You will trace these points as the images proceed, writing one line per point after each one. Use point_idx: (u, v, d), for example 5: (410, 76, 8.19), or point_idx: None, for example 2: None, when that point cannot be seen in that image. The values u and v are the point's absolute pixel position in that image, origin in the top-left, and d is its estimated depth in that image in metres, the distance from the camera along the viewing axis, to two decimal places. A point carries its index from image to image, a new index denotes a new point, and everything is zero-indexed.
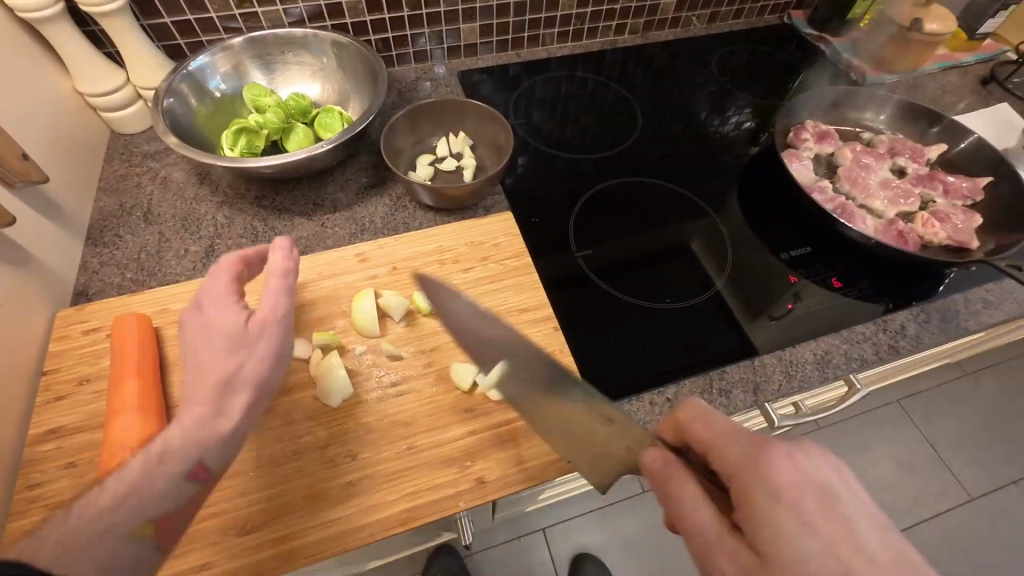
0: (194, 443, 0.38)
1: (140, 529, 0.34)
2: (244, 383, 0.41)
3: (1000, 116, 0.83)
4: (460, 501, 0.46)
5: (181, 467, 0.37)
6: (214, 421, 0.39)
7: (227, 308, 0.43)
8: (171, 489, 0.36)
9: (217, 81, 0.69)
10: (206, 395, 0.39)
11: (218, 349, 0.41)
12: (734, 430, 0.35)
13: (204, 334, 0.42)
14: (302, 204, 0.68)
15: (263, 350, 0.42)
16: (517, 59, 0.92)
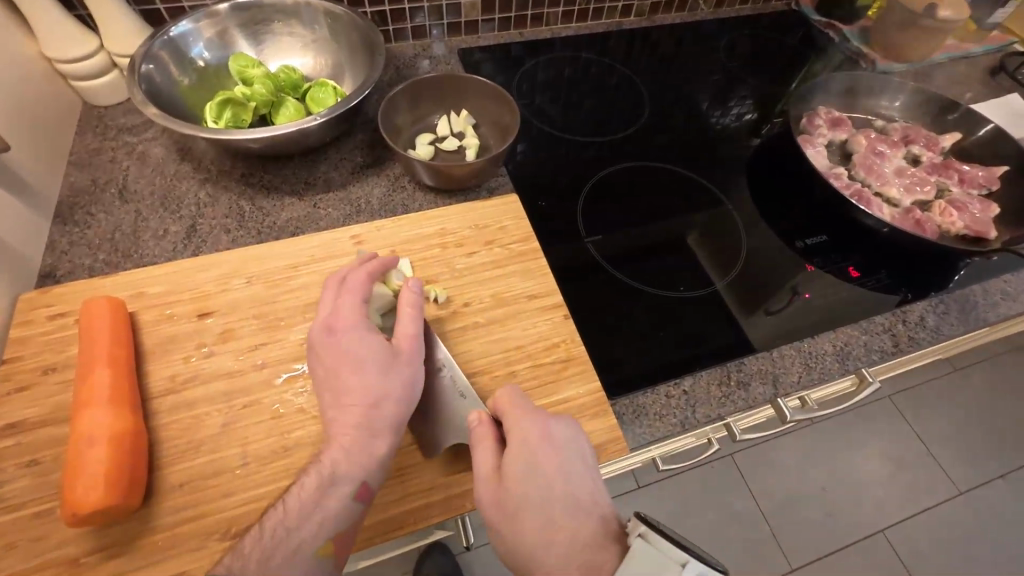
0: (357, 466, 0.39)
1: (321, 548, 0.37)
2: (392, 409, 0.42)
3: (1011, 106, 0.82)
4: (466, 501, 0.42)
5: (350, 489, 0.38)
6: (371, 447, 0.40)
7: (363, 333, 0.43)
8: (343, 509, 0.38)
9: (200, 49, 0.64)
10: (359, 419, 0.40)
11: (367, 375, 0.42)
12: (533, 410, 0.40)
13: (345, 359, 0.42)
14: (292, 183, 0.63)
15: (405, 376, 0.43)
16: (519, 38, 0.88)
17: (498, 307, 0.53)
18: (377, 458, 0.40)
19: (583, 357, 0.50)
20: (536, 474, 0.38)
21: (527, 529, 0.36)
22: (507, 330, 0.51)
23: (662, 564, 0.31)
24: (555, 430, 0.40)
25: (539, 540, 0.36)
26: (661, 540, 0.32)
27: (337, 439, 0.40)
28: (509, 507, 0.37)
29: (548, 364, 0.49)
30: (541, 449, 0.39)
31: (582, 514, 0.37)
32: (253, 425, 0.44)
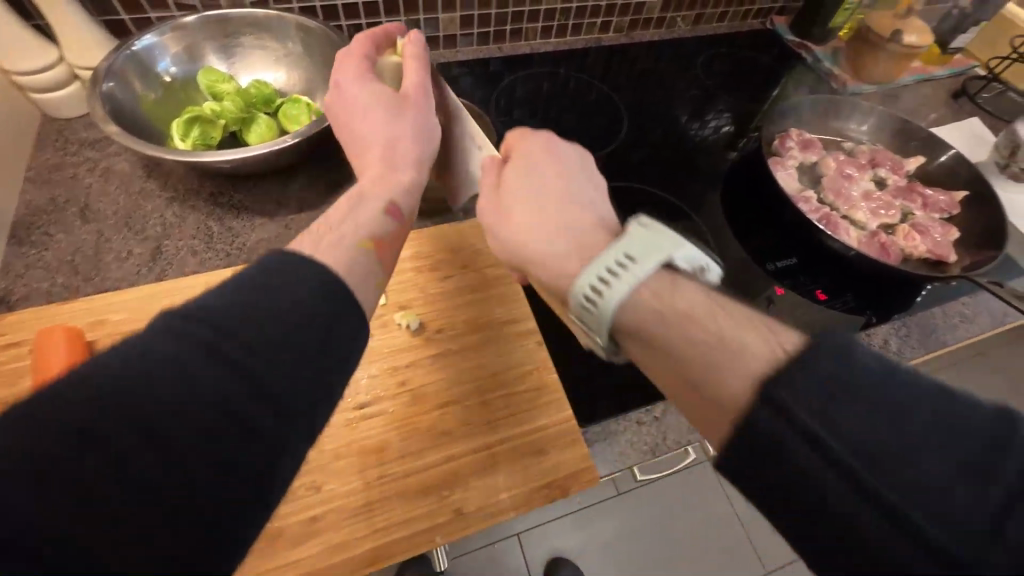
0: (384, 188, 0.43)
1: (361, 244, 0.38)
2: (406, 148, 0.45)
3: (970, 132, 0.85)
4: (436, 535, 0.42)
5: (380, 205, 0.41)
6: (396, 175, 0.44)
7: (366, 87, 0.47)
8: (378, 218, 0.41)
9: (166, 63, 0.62)
10: (380, 150, 0.45)
11: (378, 115, 0.46)
12: (539, 138, 0.42)
13: (355, 113, 0.47)
14: (264, 202, 0.62)
15: (416, 116, 0.46)
16: (498, 53, 0.88)
17: (472, 333, 0.52)
18: (403, 182, 0.44)
19: (556, 385, 0.50)
20: (522, 179, 0.40)
21: (514, 212, 0.38)
22: (480, 358, 0.51)
23: (658, 244, 0.32)
24: (559, 154, 0.42)
25: (524, 220, 0.37)
26: (659, 227, 0.33)
27: (364, 172, 0.44)
28: (507, 200, 0.39)
29: (522, 392, 0.49)
30: (532, 162, 0.41)
31: (571, 203, 0.38)
32: None
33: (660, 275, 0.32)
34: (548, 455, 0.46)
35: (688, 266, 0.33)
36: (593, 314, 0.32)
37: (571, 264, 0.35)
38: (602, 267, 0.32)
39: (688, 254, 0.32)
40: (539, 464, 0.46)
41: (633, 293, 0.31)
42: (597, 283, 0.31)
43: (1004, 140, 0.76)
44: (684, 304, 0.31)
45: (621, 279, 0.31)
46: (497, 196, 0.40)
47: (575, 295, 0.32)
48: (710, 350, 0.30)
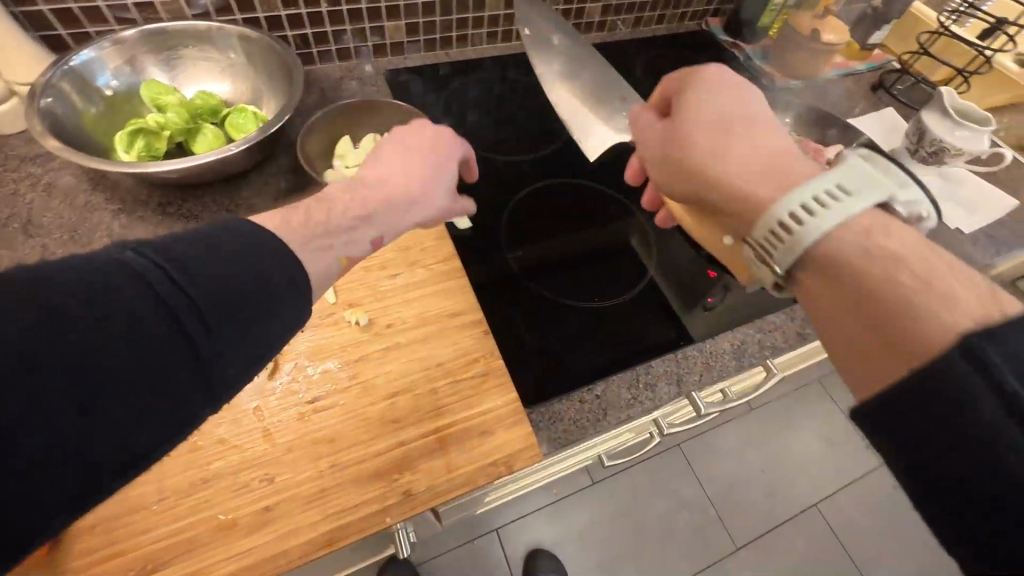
0: (382, 220, 0.48)
1: (341, 259, 0.43)
2: (415, 202, 0.51)
3: (887, 122, 0.93)
4: (387, 516, 0.44)
5: (371, 235, 0.47)
6: (396, 218, 0.49)
7: (410, 141, 0.53)
8: (361, 241, 0.45)
9: (107, 77, 0.62)
10: (395, 194, 0.49)
11: (411, 168, 0.51)
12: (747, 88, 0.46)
13: (393, 155, 0.52)
14: (214, 210, 0.63)
15: (434, 184, 0.53)
16: (446, 59, 0.91)
17: (420, 326, 0.55)
18: (396, 225, 0.49)
19: (500, 371, 0.53)
20: (726, 114, 0.44)
21: (705, 146, 0.43)
22: (427, 349, 0.53)
23: (873, 183, 0.35)
24: (756, 102, 0.45)
25: (737, 153, 0.41)
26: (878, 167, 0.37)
27: (368, 197, 0.48)
28: (729, 134, 0.43)
29: (469, 378, 0.52)
30: (727, 100, 0.45)
31: (754, 132, 0.42)
32: (169, 460, 0.45)
33: (875, 211, 0.34)
34: (493, 435, 0.49)
35: (908, 207, 0.35)
36: (784, 244, 0.35)
37: (762, 186, 0.39)
38: (817, 188, 0.35)
39: (912, 199, 0.35)
40: (484, 444, 0.49)
41: (828, 219, 0.33)
42: (791, 207, 0.35)
43: (913, 128, 0.83)
44: (900, 239, 0.33)
45: (828, 204, 0.34)
46: (691, 133, 0.44)
47: (779, 216, 0.35)
48: (912, 286, 0.30)
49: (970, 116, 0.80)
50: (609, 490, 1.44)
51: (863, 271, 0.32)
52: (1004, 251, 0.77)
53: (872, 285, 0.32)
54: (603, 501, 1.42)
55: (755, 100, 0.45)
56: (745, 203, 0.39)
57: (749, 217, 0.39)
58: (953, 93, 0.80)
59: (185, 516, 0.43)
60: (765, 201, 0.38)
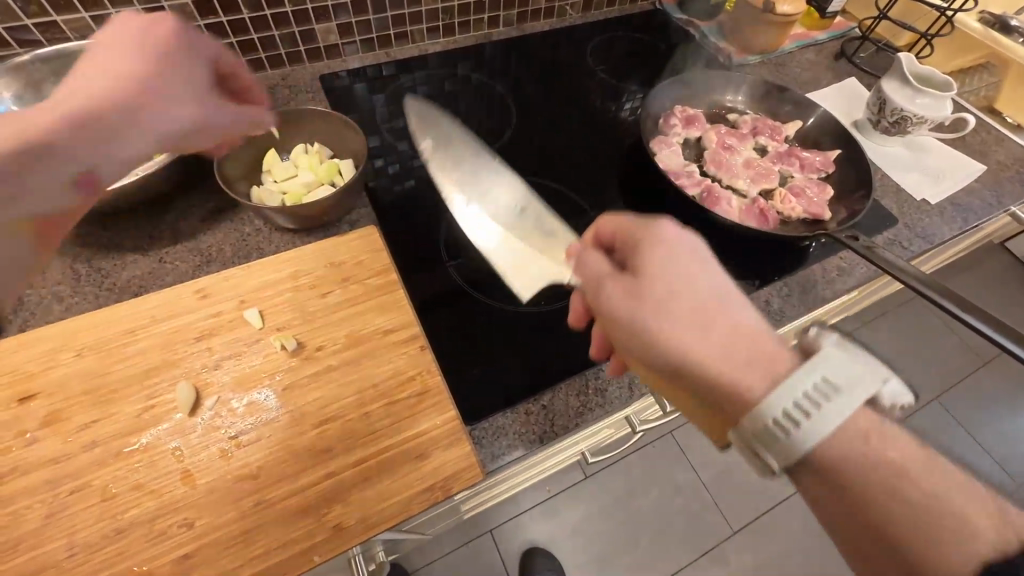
0: (101, 156, 0.39)
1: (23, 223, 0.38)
2: (151, 131, 0.42)
3: (848, 93, 0.90)
4: (314, 555, 0.42)
5: (75, 170, 0.39)
6: (118, 149, 0.40)
7: (114, 44, 0.40)
8: (60, 189, 0.39)
9: (6, 105, 0.59)
10: (102, 121, 0.39)
11: (120, 82, 0.40)
12: (703, 248, 0.42)
13: (94, 66, 0.39)
14: (136, 237, 0.60)
15: (175, 104, 0.43)
16: (386, 58, 0.88)
17: (352, 347, 0.52)
18: (121, 162, 0.41)
19: (438, 388, 0.50)
20: (689, 283, 0.40)
21: (677, 327, 0.38)
22: (359, 371, 0.51)
23: (858, 376, 0.33)
24: (715, 264, 0.41)
25: (711, 336, 0.37)
26: (861, 355, 0.34)
27: (63, 134, 0.37)
28: (702, 313, 0.38)
29: (404, 399, 0.50)
30: (685, 261, 0.41)
31: (724, 306, 0.39)
32: (81, 512, 0.42)
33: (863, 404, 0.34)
34: (430, 458, 0.47)
35: (889, 399, 0.34)
36: (780, 450, 0.33)
37: (749, 380, 0.35)
38: (805, 385, 0.33)
39: (896, 390, 0.34)
40: (419, 469, 0.46)
41: (823, 430, 0.32)
42: (786, 411, 0.33)
43: (873, 98, 0.80)
44: (900, 448, 0.32)
45: (822, 408, 0.32)
46: (664, 302, 0.39)
47: (774, 427, 0.33)
48: (918, 501, 0.31)
49: (930, 81, 0.77)
50: (601, 484, 1.42)
51: (869, 478, 0.32)
52: (972, 219, 0.74)
53: (874, 492, 0.32)
54: (596, 495, 1.41)
55: (716, 267, 0.41)
56: (731, 396, 0.36)
57: (740, 411, 0.36)
58: (910, 59, 0.76)
59: (98, 570, 0.40)
60: (750, 396, 0.35)
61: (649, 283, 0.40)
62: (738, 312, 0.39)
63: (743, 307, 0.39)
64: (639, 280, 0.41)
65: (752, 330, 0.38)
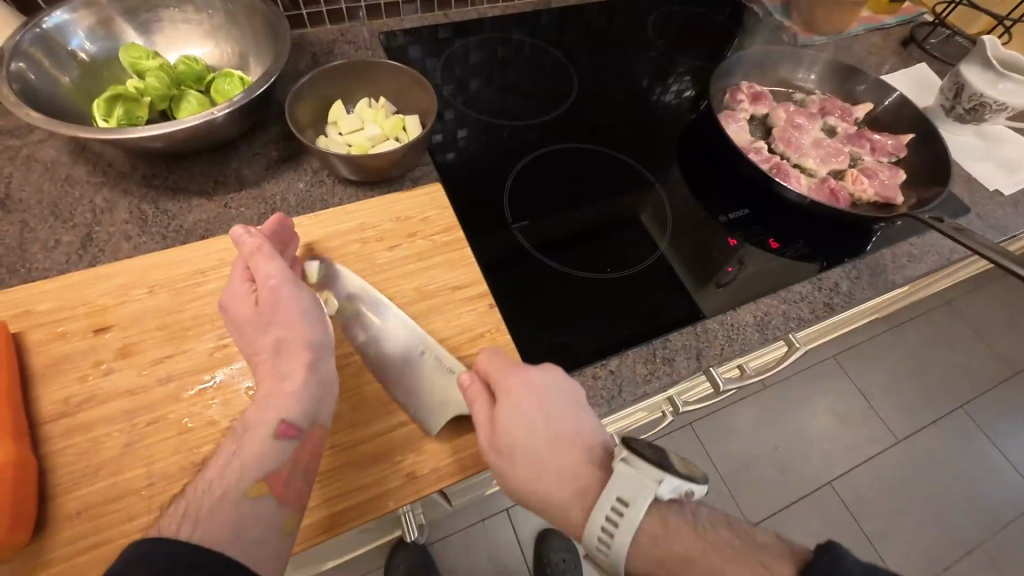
0: (272, 412, 0.40)
1: (252, 488, 0.37)
2: (292, 347, 0.43)
3: (918, 79, 0.87)
4: (388, 500, 0.42)
5: (269, 429, 0.39)
6: (280, 392, 0.41)
7: (235, 295, 0.44)
8: (270, 449, 0.39)
9: (80, 40, 0.59)
10: (267, 371, 0.42)
11: (249, 333, 0.43)
12: (553, 379, 0.43)
13: (231, 325, 0.44)
14: (200, 182, 0.59)
15: (286, 311, 0.43)
16: (444, 20, 0.86)
17: (422, 300, 0.51)
18: (292, 397, 0.41)
19: (508, 346, 0.50)
20: (541, 427, 0.41)
21: (525, 469, 0.40)
22: (430, 325, 0.50)
23: (638, 483, 0.36)
24: (566, 394, 0.43)
25: (551, 471, 0.40)
26: (637, 461, 0.37)
27: (259, 400, 0.41)
28: (545, 456, 0.40)
29: (474, 355, 0.49)
30: (537, 403, 0.42)
31: (568, 445, 0.41)
32: (159, 442, 0.42)
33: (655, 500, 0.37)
34: None
35: (671, 492, 0.37)
36: (607, 565, 0.37)
37: (575, 512, 0.39)
38: (602, 508, 0.36)
39: (674, 484, 0.36)
40: None
41: (623, 551, 0.36)
42: (598, 535, 0.36)
43: (949, 83, 0.77)
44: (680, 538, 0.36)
45: (617, 530, 0.36)
46: (516, 452, 0.40)
47: (590, 546, 0.37)
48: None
49: (1014, 67, 0.74)
50: None
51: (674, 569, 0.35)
52: None
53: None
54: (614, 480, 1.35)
55: (563, 401, 0.43)
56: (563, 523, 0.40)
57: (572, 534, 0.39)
58: (996, 42, 0.73)
59: None
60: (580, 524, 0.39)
61: (501, 428, 0.41)
62: (578, 441, 0.41)
63: (581, 435, 0.42)
64: (496, 422, 0.41)
65: (589, 457, 0.41)
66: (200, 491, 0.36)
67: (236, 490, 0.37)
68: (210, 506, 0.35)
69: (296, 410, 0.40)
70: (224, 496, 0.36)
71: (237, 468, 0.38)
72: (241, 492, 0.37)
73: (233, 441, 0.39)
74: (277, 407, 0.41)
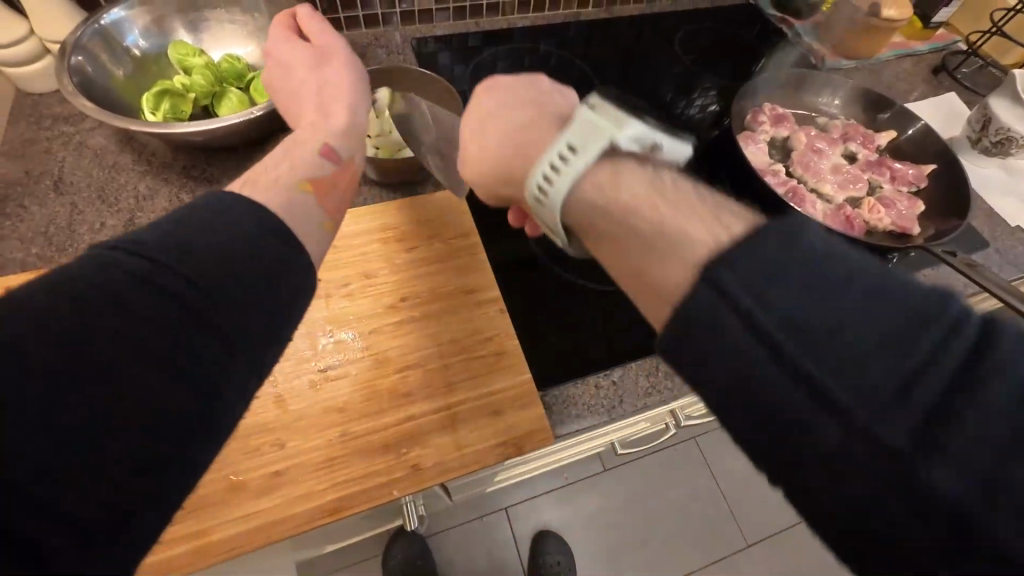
0: (321, 132, 0.46)
1: (301, 185, 0.40)
2: (337, 68, 0.51)
3: (947, 108, 0.86)
4: (393, 489, 0.44)
5: (314, 148, 0.44)
6: (327, 120, 0.47)
7: (290, 52, 0.53)
8: (314, 162, 0.43)
9: (135, 37, 0.63)
10: (315, 100, 0.49)
11: (303, 69, 0.52)
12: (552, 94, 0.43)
13: (286, 76, 0.53)
14: (235, 175, 0.63)
15: (333, 54, 0.52)
16: (475, 27, 0.88)
17: (435, 301, 0.54)
18: (334, 129, 0.46)
19: (516, 351, 0.52)
20: (519, 107, 0.41)
21: (487, 157, 0.41)
22: (442, 326, 0.52)
23: (597, 127, 0.33)
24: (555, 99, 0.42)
25: (524, 136, 0.39)
26: (605, 109, 0.34)
27: (307, 121, 0.48)
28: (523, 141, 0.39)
29: (482, 356, 0.51)
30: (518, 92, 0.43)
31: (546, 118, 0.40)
32: None
33: (605, 156, 0.33)
34: (505, 416, 0.48)
35: (635, 142, 0.34)
36: (544, 206, 0.34)
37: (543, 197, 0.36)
38: (553, 152, 0.34)
39: (639, 132, 0.34)
40: (495, 424, 0.48)
41: (560, 194, 0.33)
42: (539, 179, 0.33)
43: (977, 115, 0.76)
44: (627, 189, 0.32)
45: (561, 173, 0.33)
46: (489, 136, 0.41)
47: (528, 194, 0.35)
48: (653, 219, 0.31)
49: None
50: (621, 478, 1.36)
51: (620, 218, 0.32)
52: None
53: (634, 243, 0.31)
54: (613, 489, 1.34)
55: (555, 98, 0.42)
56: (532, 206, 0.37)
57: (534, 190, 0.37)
58: None
59: None
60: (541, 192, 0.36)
61: (479, 110, 0.43)
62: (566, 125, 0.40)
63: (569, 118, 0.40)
64: (474, 102, 0.43)
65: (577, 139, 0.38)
66: (260, 175, 0.40)
67: (288, 183, 0.40)
68: (259, 188, 0.38)
69: (337, 140, 0.46)
70: (277, 182, 0.39)
71: (285, 171, 0.41)
72: (293, 185, 0.40)
73: (279, 156, 0.43)
74: (323, 135, 0.46)
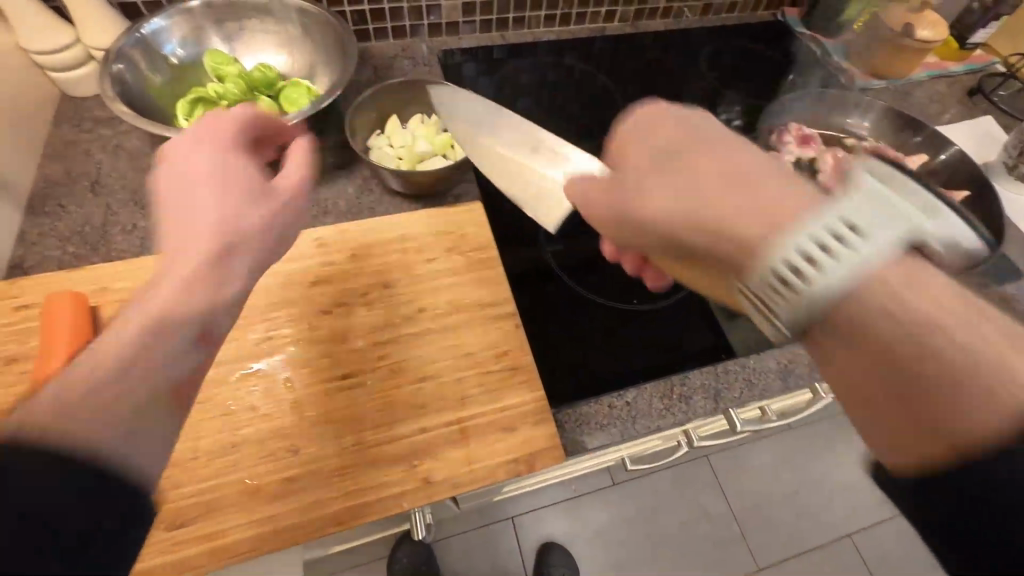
0: (198, 305, 0.35)
1: (159, 398, 0.30)
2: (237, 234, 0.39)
3: (983, 131, 0.83)
4: (403, 500, 0.45)
5: (193, 330, 0.34)
6: (213, 285, 0.36)
7: (195, 158, 0.42)
8: (186, 350, 0.33)
9: (173, 46, 0.65)
10: (191, 238, 0.38)
11: (192, 191, 0.40)
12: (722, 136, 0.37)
13: (180, 180, 0.41)
14: (262, 182, 0.64)
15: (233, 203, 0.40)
16: (500, 40, 0.89)
17: (452, 313, 0.54)
18: (215, 291, 0.36)
19: (529, 367, 0.52)
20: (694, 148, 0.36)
21: (664, 185, 0.35)
22: (458, 339, 0.53)
23: (899, 213, 0.27)
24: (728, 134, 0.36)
25: (718, 177, 0.33)
26: (896, 193, 0.28)
27: (172, 258, 0.36)
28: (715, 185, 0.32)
29: (496, 371, 0.51)
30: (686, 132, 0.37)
31: (736, 155, 0.34)
32: (205, 420, 0.46)
33: (904, 254, 0.27)
34: (516, 433, 0.48)
35: (921, 243, 0.28)
36: (790, 297, 0.27)
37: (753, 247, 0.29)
38: (815, 223, 0.27)
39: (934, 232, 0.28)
40: (507, 440, 0.48)
41: (836, 279, 0.26)
42: (787, 259, 0.27)
43: (1013, 141, 0.74)
44: (937, 289, 0.26)
45: (833, 251, 0.26)
46: (666, 186, 0.35)
47: (761, 275, 0.28)
48: (943, 341, 0.25)
49: None
50: (630, 493, 1.34)
51: (883, 318, 0.26)
52: None
53: (930, 370, 0.26)
54: (620, 505, 1.32)
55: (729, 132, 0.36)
56: (737, 269, 0.31)
57: (735, 257, 0.31)
58: None
59: (215, 475, 0.44)
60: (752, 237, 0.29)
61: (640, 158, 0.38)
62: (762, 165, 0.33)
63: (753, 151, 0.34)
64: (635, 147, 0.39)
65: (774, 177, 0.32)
66: (100, 351, 0.30)
67: (158, 391, 0.30)
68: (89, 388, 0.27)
69: (213, 316, 0.35)
70: (128, 363, 0.30)
71: (150, 324, 0.32)
72: (165, 378, 0.31)
73: (127, 318, 0.32)
74: (200, 299, 0.35)
